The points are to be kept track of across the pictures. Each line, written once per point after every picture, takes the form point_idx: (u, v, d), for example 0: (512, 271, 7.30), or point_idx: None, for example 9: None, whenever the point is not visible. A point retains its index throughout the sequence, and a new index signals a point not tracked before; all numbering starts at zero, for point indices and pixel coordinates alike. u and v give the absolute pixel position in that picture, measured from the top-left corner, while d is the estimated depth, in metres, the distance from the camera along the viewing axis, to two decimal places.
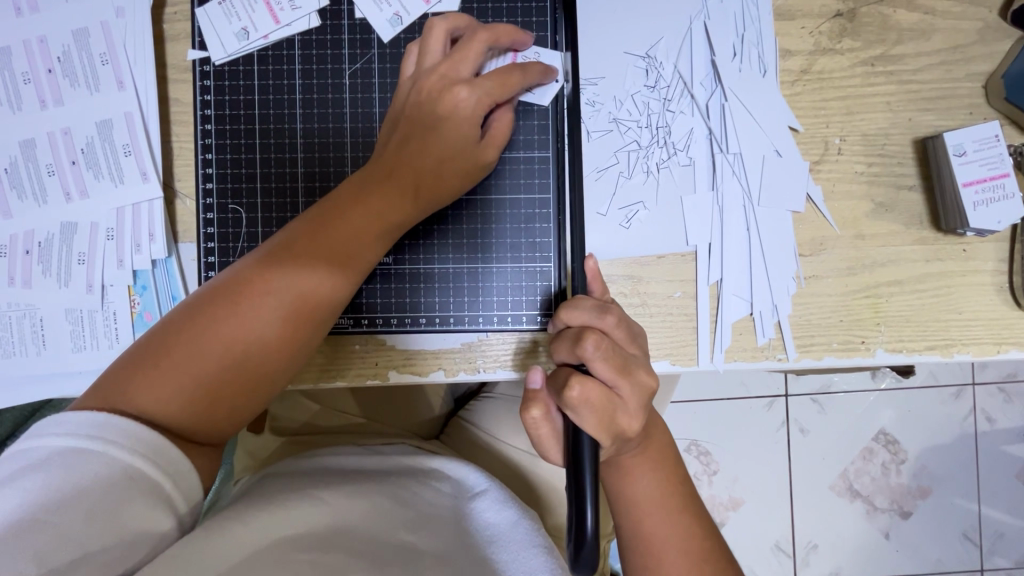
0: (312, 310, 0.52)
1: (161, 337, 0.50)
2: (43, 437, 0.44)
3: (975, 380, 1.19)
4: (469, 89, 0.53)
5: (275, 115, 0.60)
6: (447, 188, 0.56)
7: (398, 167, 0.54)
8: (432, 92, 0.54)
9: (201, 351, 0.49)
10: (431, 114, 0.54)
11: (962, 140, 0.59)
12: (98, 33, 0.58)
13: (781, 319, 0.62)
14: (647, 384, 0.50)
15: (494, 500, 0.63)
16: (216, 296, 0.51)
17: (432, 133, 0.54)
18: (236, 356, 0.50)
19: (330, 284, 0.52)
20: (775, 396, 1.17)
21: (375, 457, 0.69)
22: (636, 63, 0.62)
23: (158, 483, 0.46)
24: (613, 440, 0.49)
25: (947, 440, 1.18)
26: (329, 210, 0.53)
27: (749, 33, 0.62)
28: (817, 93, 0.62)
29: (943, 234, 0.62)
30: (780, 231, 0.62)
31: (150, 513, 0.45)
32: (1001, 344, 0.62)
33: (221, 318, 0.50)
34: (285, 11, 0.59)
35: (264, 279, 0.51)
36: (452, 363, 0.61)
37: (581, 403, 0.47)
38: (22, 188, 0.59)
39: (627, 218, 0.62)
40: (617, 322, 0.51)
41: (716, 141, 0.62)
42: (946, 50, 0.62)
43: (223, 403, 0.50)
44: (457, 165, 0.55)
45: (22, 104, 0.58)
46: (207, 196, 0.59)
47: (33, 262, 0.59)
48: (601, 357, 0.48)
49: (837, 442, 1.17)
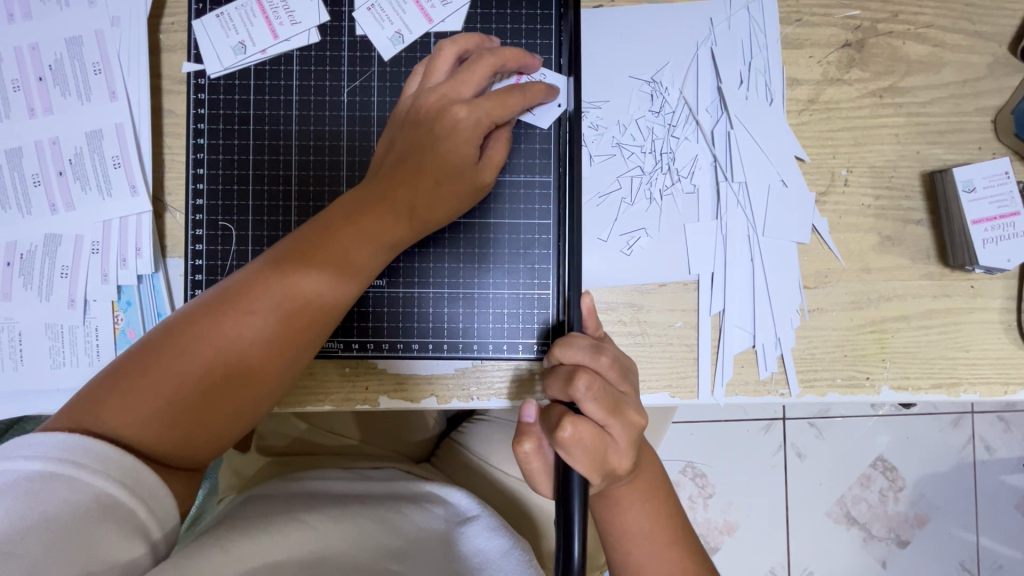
0: (302, 330, 0.50)
1: (141, 354, 0.48)
2: (10, 461, 0.42)
3: (974, 410, 1.18)
4: (468, 108, 0.52)
5: (270, 130, 0.58)
6: (446, 208, 0.54)
7: (395, 186, 0.52)
8: (432, 112, 0.53)
9: (182, 371, 0.47)
10: (430, 132, 0.52)
11: (970, 177, 0.58)
12: (92, 42, 0.57)
13: (784, 352, 0.60)
14: (636, 423, 0.48)
15: (485, 528, 0.61)
16: (201, 312, 0.49)
17: (430, 151, 0.52)
18: (218, 377, 0.48)
19: (320, 305, 0.50)
20: (773, 421, 1.15)
21: (362, 482, 0.68)
22: (640, 88, 0.61)
23: (132, 507, 0.44)
24: (602, 478, 0.47)
25: (946, 469, 1.16)
26: (322, 228, 0.52)
27: (756, 60, 0.61)
28: (825, 123, 0.61)
29: (952, 269, 0.61)
30: (785, 262, 0.61)
31: (122, 540, 0.43)
32: (1008, 383, 0.61)
33: (205, 338, 0.48)
34: (283, 26, 0.58)
35: (252, 298, 0.49)
36: (445, 390, 0.59)
37: (573, 443, 0.44)
38: (6, 198, 0.57)
39: (628, 245, 0.61)
40: (611, 362, 0.48)
41: (720, 168, 0.61)
42: (956, 82, 0.61)
43: (204, 426, 0.48)
44: (457, 184, 0.53)
45: (10, 112, 0.57)
46: (196, 212, 0.57)
47: (14, 274, 0.57)
48: (593, 397, 0.46)
49: (834, 469, 1.15)
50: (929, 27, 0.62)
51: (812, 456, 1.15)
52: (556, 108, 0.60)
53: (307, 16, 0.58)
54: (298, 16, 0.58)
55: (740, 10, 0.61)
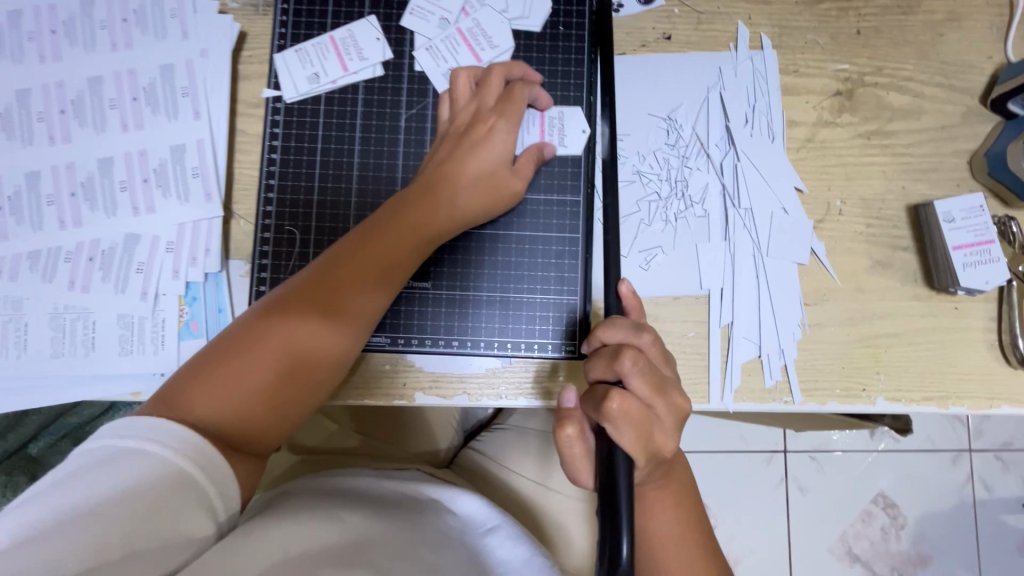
0: (355, 320, 0.57)
1: (216, 350, 0.54)
2: (109, 440, 0.47)
3: (971, 448, 1.27)
4: (498, 124, 0.61)
5: (335, 149, 0.66)
6: (482, 211, 0.61)
7: (435, 188, 0.60)
8: (463, 127, 0.62)
9: (254, 358, 0.53)
10: (465, 146, 0.61)
11: (949, 209, 0.65)
12: (183, 69, 0.65)
13: (787, 363, 0.66)
14: (680, 405, 0.46)
15: (507, 537, 0.66)
16: (268, 309, 0.55)
17: (466, 158, 0.60)
18: (284, 363, 0.54)
19: (372, 294, 0.57)
20: (774, 453, 1.26)
21: (390, 481, 0.73)
22: (658, 124, 0.69)
23: (201, 484, 0.48)
24: (647, 460, 0.45)
25: (945, 508, 1.26)
26: (371, 229, 0.59)
27: (760, 104, 0.70)
28: (820, 160, 0.69)
29: (937, 292, 0.67)
30: (787, 280, 0.67)
31: (190, 514, 0.46)
32: (993, 398, 0.66)
33: (271, 331, 0.54)
34: (352, 60, 0.66)
35: (311, 296, 0.55)
36: (476, 388, 0.64)
37: (620, 417, 0.43)
38: (94, 200, 0.63)
39: (646, 261, 0.67)
40: (654, 341, 0.47)
41: (728, 196, 0.68)
42: (934, 128, 0.70)
43: (272, 408, 0.54)
44: (494, 188, 0.61)
45: (106, 126, 0.64)
46: (265, 217, 0.64)
47: (94, 268, 0.63)
48: (639, 372, 0.44)
49: (836, 503, 1.25)
50: (910, 81, 0.70)
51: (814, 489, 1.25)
52: (581, 132, 0.66)
53: (374, 53, 0.66)
54: (365, 53, 0.66)
55: (745, 61, 0.70)
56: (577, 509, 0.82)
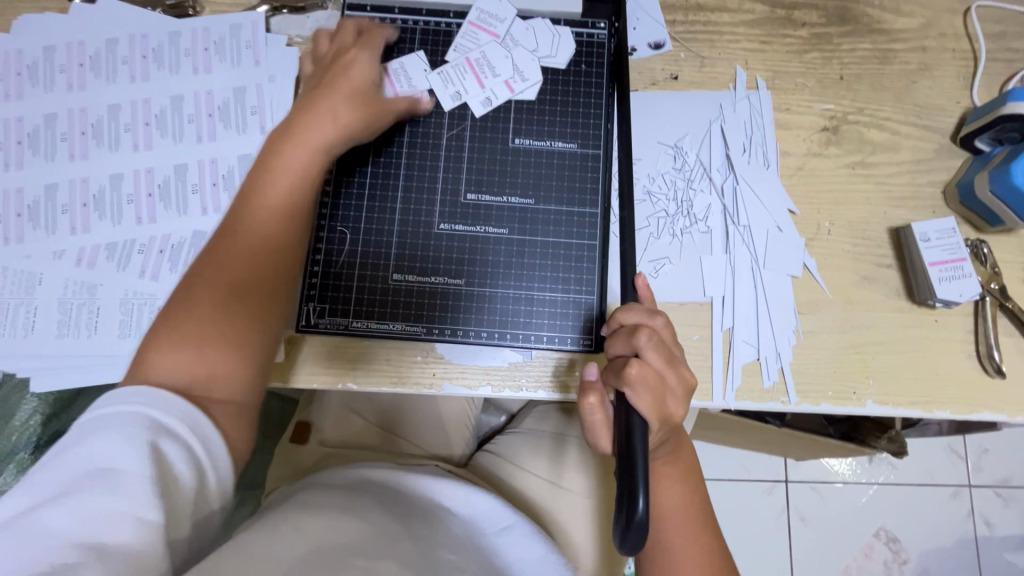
0: (282, 238, 0.64)
1: (162, 322, 0.58)
2: (119, 407, 0.49)
3: (972, 484, 1.45)
4: (359, 53, 0.71)
5: (385, 161, 0.74)
6: (369, 122, 0.69)
7: (319, 107, 0.67)
8: (330, 64, 0.70)
9: (197, 302, 0.58)
10: (335, 73, 0.69)
11: (926, 229, 0.73)
12: (253, 91, 0.75)
13: (784, 365, 0.72)
14: (687, 379, 0.55)
15: (521, 537, 0.72)
16: (202, 269, 0.61)
17: (342, 80, 0.68)
18: (227, 293, 0.59)
19: (286, 208, 0.64)
20: (775, 482, 1.45)
21: (412, 474, 0.77)
22: (666, 151, 0.78)
23: (176, 434, 0.50)
24: (660, 423, 0.53)
25: (948, 543, 1.42)
26: (267, 163, 0.65)
27: (756, 136, 0.79)
28: (810, 186, 0.78)
29: (918, 305, 0.74)
30: (782, 290, 0.74)
31: (174, 466, 0.48)
32: (975, 404, 0.72)
33: (206, 277, 0.60)
34: (402, 88, 0.75)
35: (229, 246, 0.62)
36: (499, 379, 0.70)
37: (638, 381, 0.51)
38: (169, 201, 0.72)
39: (655, 270, 0.75)
40: (666, 323, 0.56)
41: (729, 215, 0.76)
42: (911, 161, 0.79)
43: (241, 331, 0.59)
44: (374, 101, 0.69)
45: (183, 138, 0.74)
46: (320, 219, 0.72)
47: (163, 260, 0.70)
48: (654, 346, 0.53)
49: (838, 536, 1.42)
50: (888, 120, 0.80)
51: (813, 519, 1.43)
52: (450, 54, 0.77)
53: (421, 82, 0.75)
54: (414, 82, 0.75)
55: (742, 99, 0.80)
56: (582, 509, 0.85)
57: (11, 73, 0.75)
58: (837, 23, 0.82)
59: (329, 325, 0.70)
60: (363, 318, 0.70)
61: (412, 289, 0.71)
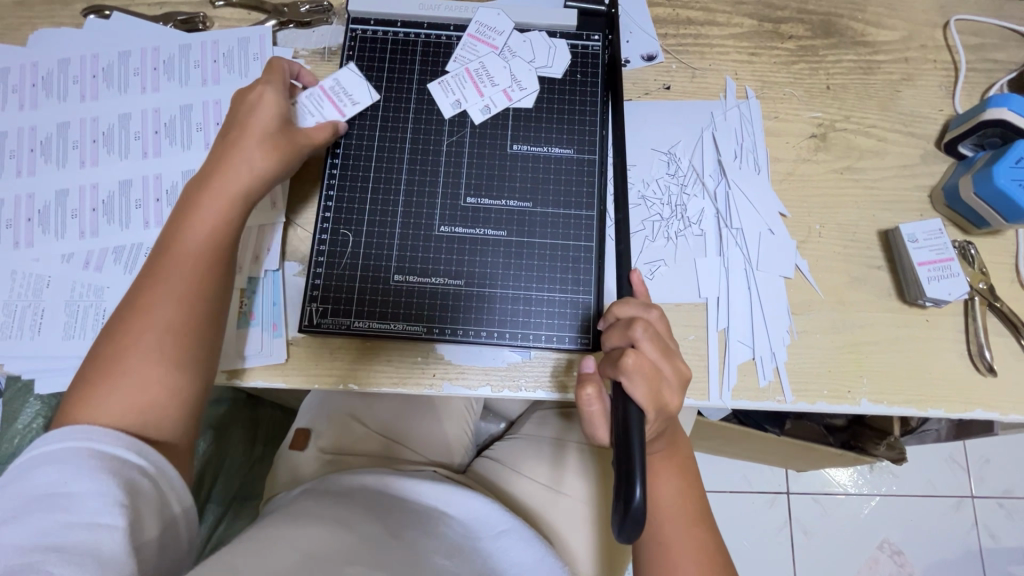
0: (197, 279, 0.62)
1: (81, 384, 0.58)
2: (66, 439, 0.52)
3: (975, 494, 1.44)
4: (265, 90, 0.69)
5: (387, 167, 0.76)
6: (287, 160, 0.68)
7: (230, 153, 0.66)
8: (241, 105, 0.69)
9: (113, 359, 0.58)
10: (246, 116, 0.68)
11: (914, 231, 0.75)
12: None
13: (779, 364, 0.74)
14: (684, 372, 0.56)
15: (519, 539, 0.72)
16: (115, 328, 0.60)
17: (250, 122, 0.68)
18: (140, 347, 0.58)
19: (198, 254, 0.63)
20: (777, 494, 1.44)
21: (403, 480, 0.78)
22: (659, 157, 0.81)
23: (122, 456, 0.53)
24: (657, 413, 0.54)
25: (953, 556, 1.41)
26: (179, 214, 0.65)
27: (746, 142, 0.82)
28: (801, 191, 0.80)
29: (910, 305, 0.76)
30: (776, 292, 0.76)
31: (124, 478, 0.51)
32: (969, 403, 0.73)
33: (118, 334, 0.59)
34: (347, 105, 0.76)
35: (139, 298, 0.61)
36: (498, 379, 0.71)
37: (635, 370, 0.53)
38: (176, 205, 0.74)
39: (651, 271, 0.76)
40: (661, 317, 0.57)
41: (722, 218, 0.79)
42: (898, 166, 0.81)
43: (166, 377, 0.58)
44: (287, 135, 0.69)
45: (191, 145, 0.76)
46: (324, 222, 0.74)
47: None
48: (649, 338, 0.54)
49: (841, 549, 1.41)
50: (875, 127, 0.83)
51: (815, 531, 1.42)
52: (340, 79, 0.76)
53: (361, 94, 0.77)
54: (355, 96, 0.76)
55: (733, 108, 0.83)
56: (581, 515, 0.85)
57: (26, 84, 0.78)
58: (823, 36, 0.86)
59: (331, 325, 0.71)
60: (365, 319, 0.71)
61: (412, 290, 0.73)
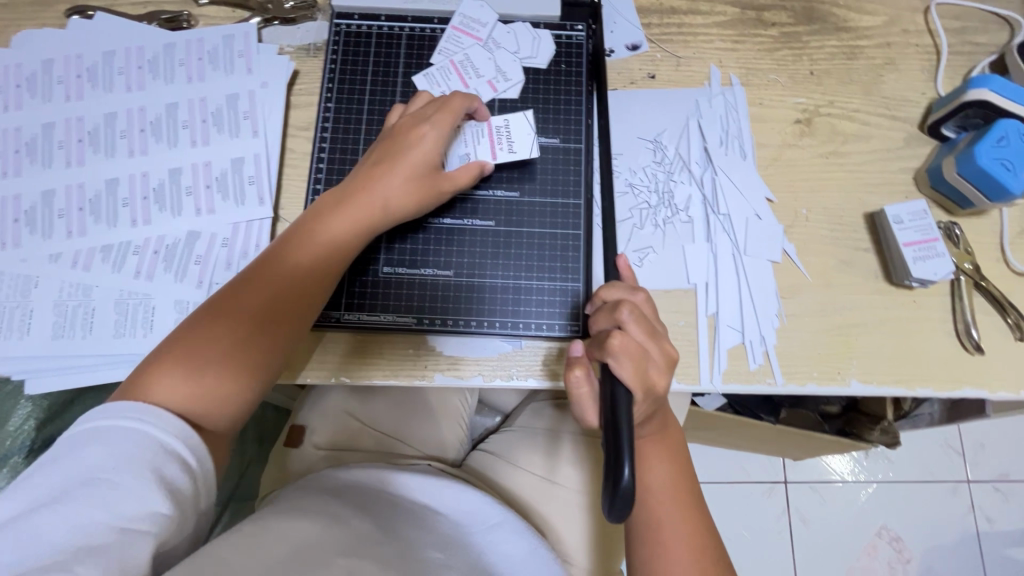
0: (299, 299, 0.64)
1: (169, 349, 0.59)
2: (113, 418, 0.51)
3: (971, 479, 1.45)
4: (432, 127, 0.69)
5: None
6: (423, 206, 0.69)
7: (371, 183, 0.67)
8: (403, 128, 0.70)
9: (203, 345, 0.59)
10: (402, 144, 0.68)
11: (899, 212, 0.75)
12: (245, 97, 0.78)
13: (768, 348, 0.74)
14: (670, 353, 0.56)
15: (510, 532, 0.72)
16: (217, 311, 0.61)
17: (403, 154, 0.68)
18: (231, 347, 0.59)
19: (309, 276, 0.64)
20: (774, 484, 1.45)
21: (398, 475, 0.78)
22: (646, 146, 0.81)
23: (160, 442, 0.51)
24: (643, 394, 0.54)
25: (950, 540, 1.42)
26: (305, 224, 0.66)
27: (732, 129, 0.82)
28: (786, 176, 0.81)
29: (896, 286, 0.77)
30: (764, 276, 0.77)
31: (158, 470, 0.50)
32: (957, 382, 0.74)
33: (221, 320, 0.60)
34: (502, 150, 0.74)
35: (249, 294, 0.62)
36: (489, 369, 0.71)
37: (620, 351, 0.53)
38: (163, 203, 0.74)
39: (639, 259, 0.77)
40: (647, 298, 0.58)
41: (709, 204, 0.79)
42: (881, 149, 0.82)
43: (240, 386, 0.59)
44: (433, 180, 0.69)
45: (177, 143, 0.76)
46: None
47: (158, 260, 0.72)
48: (634, 320, 0.55)
49: (840, 536, 1.41)
50: (858, 112, 0.83)
51: (814, 520, 1.42)
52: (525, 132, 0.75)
53: (522, 147, 0.75)
54: (515, 146, 0.75)
55: (718, 96, 0.83)
56: (576, 505, 0.85)
57: (10, 86, 0.77)
58: (805, 23, 0.86)
59: (320, 318, 0.71)
60: (354, 311, 0.72)
61: (402, 282, 0.73)
